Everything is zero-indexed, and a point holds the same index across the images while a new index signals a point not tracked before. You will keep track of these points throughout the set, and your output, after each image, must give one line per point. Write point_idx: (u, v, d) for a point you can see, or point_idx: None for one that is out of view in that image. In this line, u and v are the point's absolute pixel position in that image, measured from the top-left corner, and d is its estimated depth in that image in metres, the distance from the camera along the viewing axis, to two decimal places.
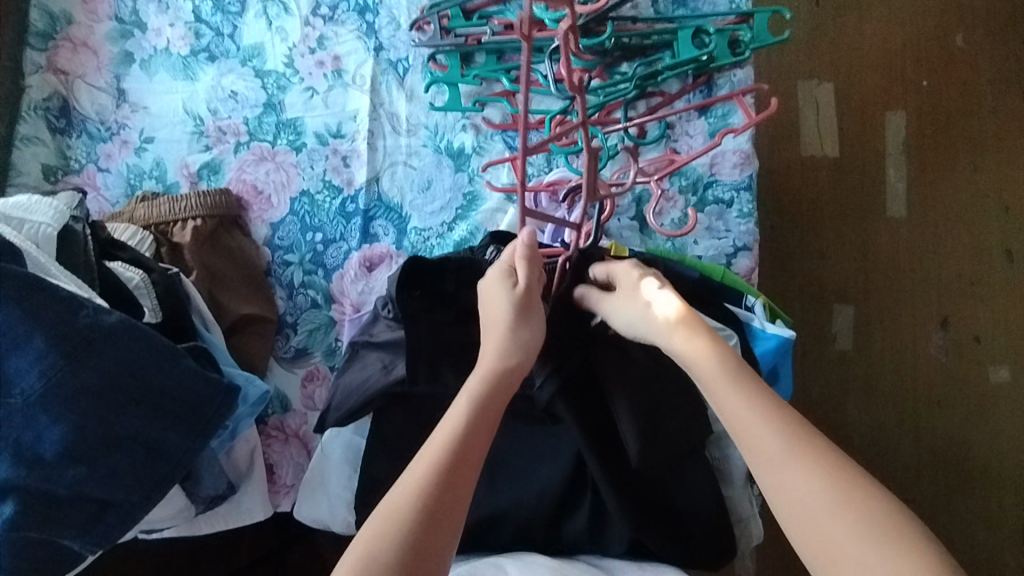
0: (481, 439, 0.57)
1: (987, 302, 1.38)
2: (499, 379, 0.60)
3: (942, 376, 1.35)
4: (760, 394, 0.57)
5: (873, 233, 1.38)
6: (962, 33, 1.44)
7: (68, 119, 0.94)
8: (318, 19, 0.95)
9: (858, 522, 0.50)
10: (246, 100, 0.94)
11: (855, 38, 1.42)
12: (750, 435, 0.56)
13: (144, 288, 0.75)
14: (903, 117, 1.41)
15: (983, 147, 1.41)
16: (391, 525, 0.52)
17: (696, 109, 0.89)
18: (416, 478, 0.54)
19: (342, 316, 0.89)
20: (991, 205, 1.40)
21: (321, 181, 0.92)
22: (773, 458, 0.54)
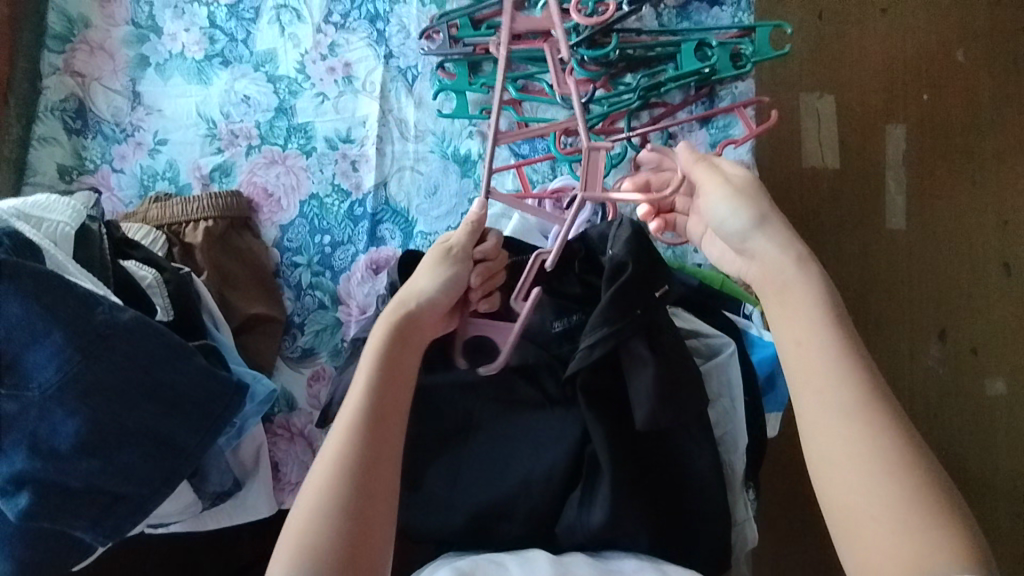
0: (394, 398, 0.61)
1: (985, 314, 1.40)
2: (399, 332, 0.64)
3: (939, 386, 1.37)
4: (844, 356, 0.58)
5: (873, 243, 1.41)
6: (963, 49, 1.46)
7: (84, 120, 0.96)
8: (330, 26, 0.98)
9: (902, 488, 0.52)
10: (259, 105, 0.96)
11: (856, 52, 1.44)
12: (817, 391, 0.57)
13: (156, 288, 0.78)
14: (903, 130, 1.44)
15: (983, 162, 1.44)
16: (319, 494, 0.55)
17: (698, 120, 0.91)
18: (338, 445, 0.58)
19: (349, 317, 0.91)
20: (991, 219, 1.42)
21: (330, 185, 0.94)
22: (831, 411, 0.56)
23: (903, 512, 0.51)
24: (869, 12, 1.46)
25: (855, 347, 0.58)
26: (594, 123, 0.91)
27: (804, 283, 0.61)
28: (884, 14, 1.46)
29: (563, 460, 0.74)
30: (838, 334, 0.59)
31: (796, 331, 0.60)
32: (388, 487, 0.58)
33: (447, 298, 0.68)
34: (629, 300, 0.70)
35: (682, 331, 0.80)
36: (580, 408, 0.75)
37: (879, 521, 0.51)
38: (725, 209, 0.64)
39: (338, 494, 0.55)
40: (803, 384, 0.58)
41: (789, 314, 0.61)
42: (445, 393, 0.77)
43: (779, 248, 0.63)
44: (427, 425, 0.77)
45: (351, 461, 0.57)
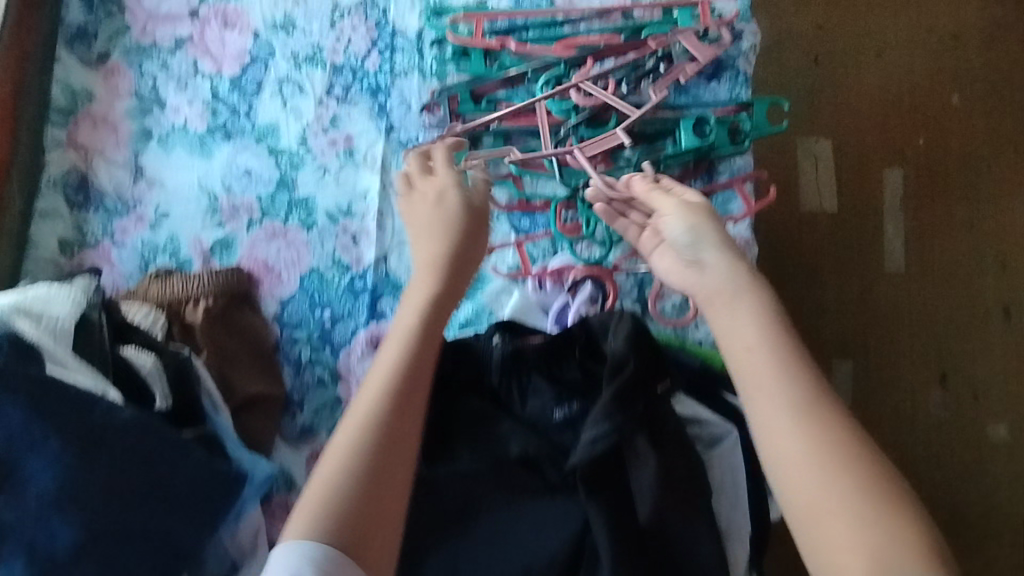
0: (423, 356, 0.69)
1: (987, 357, 1.40)
2: (433, 295, 0.73)
3: (941, 432, 1.36)
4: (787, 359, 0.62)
5: (874, 288, 1.41)
6: (958, 92, 1.54)
7: (86, 194, 0.97)
8: (331, 99, 0.99)
9: (857, 488, 0.56)
10: (260, 178, 0.97)
11: (853, 96, 1.51)
12: (764, 396, 0.62)
13: (155, 375, 0.78)
14: (901, 174, 1.48)
15: (981, 203, 1.48)
16: (367, 412, 0.65)
17: (698, 195, 0.92)
18: (373, 394, 0.66)
19: (349, 396, 0.91)
20: (989, 261, 1.46)
21: (331, 259, 0.95)
22: (785, 420, 0.60)
23: (858, 509, 0.55)
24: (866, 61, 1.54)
25: (799, 358, 0.63)
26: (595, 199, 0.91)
27: (749, 298, 0.67)
28: (879, 60, 1.54)
29: (567, 555, 0.70)
30: (782, 345, 0.63)
31: (744, 345, 0.65)
32: (409, 437, 0.65)
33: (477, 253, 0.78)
34: (631, 396, 0.71)
35: (685, 417, 0.79)
36: (580, 498, 0.72)
37: (839, 518, 0.55)
38: (682, 225, 0.73)
39: (367, 441, 0.62)
40: (758, 396, 0.62)
41: (737, 327, 0.66)
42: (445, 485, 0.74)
43: (729, 263, 0.69)
44: (424, 519, 0.73)
45: (393, 388, 0.66)
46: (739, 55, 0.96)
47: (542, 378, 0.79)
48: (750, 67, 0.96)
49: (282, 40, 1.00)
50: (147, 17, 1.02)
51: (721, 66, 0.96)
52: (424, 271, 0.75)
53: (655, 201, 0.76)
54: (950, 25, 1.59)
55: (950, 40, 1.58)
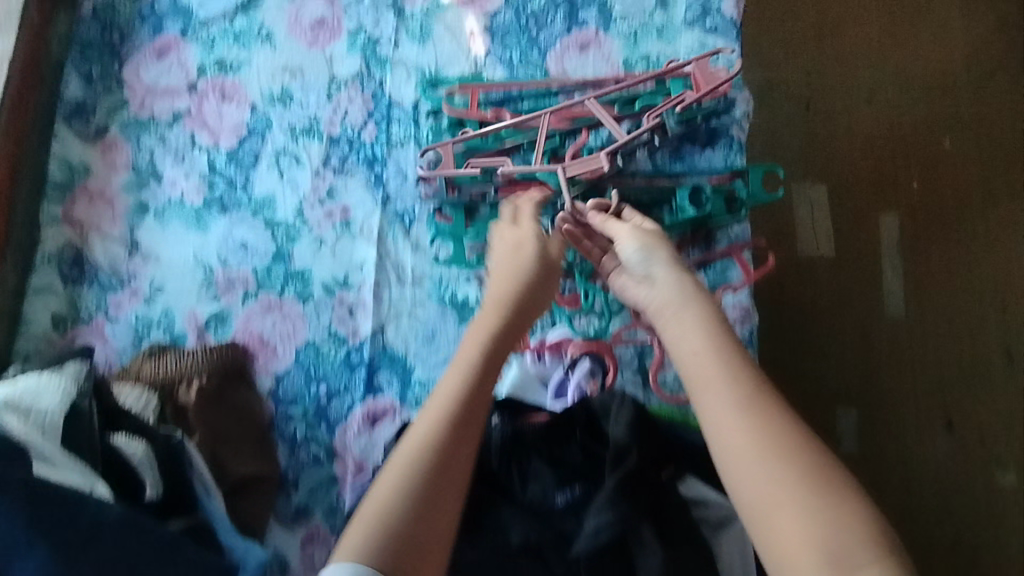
0: (482, 391, 0.70)
1: (988, 402, 1.46)
2: (495, 331, 0.74)
3: (949, 478, 1.40)
4: (729, 357, 0.65)
5: (877, 333, 1.39)
6: (950, 135, 1.60)
7: (81, 269, 0.96)
8: (328, 170, 0.99)
9: (804, 483, 0.57)
10: (257, 250, 0.96)
11: (848, 141, 1.55)
12: (709, 391, 0.64)
13: (146, 464, 0.76)
14: (896, 220, 1.51)
15: (977, 246, 1.55)
16: (427, 431, 0.66)
17: (696, 263, 0.91)
18: (431, 420, 0.67)
19: (345, 474, 0.89)
20: (991, 305, 1.52)
21: (327, 332, 0.93)
22: (735, 420, 0.62)
23: (799, 495, 0.57)
24: (859, 109, 1.60)
25: (744, 359, 0.66)
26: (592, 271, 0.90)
27: (694, 307, 0.70)
28: (871, 105, 1.59)
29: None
30: (727, 348, 0.66)
31: (693, 348, 0.67)
32: (459, 471, 0.65)
33: (536, 290, 0.79)
34: (635, 485, 0.69)
35: (689, 497, 0.74)
36: None
37: (789, 512, 0.57)
38: (632, 247, 0.77)
39: (421, 469, 0.63)
40: (709, 398, 0.64)
41: (687, 333, 0.69)
42: None
43: (681, 280, 0.73)
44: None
45: (451, 412, 0.67)
46: (733, 123, 0.96)
47: (543, 461, 0.76)
48: (744, 134, 0.97)
49: (279, 112, 1.01)
50: (146, 91, 1.03)
51: (715, 133, 0.96)
52: (491, 309, 0.77)
53: (610, 229, 0.81)
54: (935, 75, 1.64)
55: (938, 87, 1.64)
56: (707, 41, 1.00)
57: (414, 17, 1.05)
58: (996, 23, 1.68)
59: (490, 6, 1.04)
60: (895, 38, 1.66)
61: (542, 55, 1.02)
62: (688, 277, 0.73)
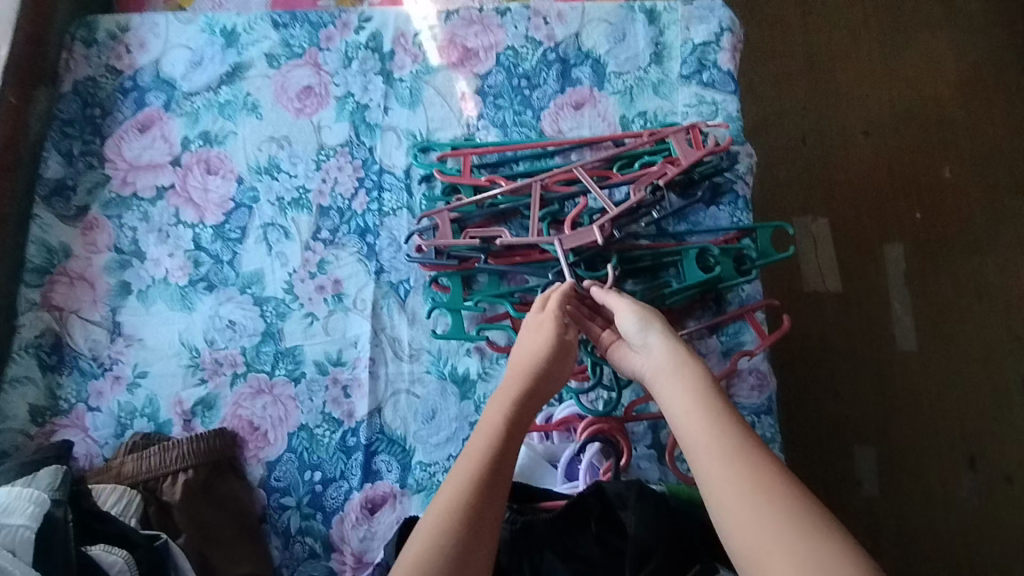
0: (507, 454, 0.64)
1: (1016, 439, 1.39)
2: (520, 387, 0.69)
3: (979, 523, 1.33)
4: (719, 408, 0.61)
5: (891, 373, 1.43)
6: (949, 165, 1.57)
7: (61, 355, 0.92)
8: (319, 242, 0.95)
9: (795, 528, 0.52)
10: (245, 329, 0.92)
11: (843, 174, 1.57)
12: (700, 445, 0.60)
13: (128, 570, 0.70)
14: (901, 250, 1.52)
15: (988, 275, 1.50)
16: (452, 497, 0.61)
17: (708, 328, 0.86)
18: (454, 487, 0.62)
19: (343, 568, 0.82)
20: (1004, 336, 1.45)
21: (320, 414, 0.88)
22: (722, 464, 0.57)
23: (794, 547, 0.51)
24: (855, 143, 1.60)
25: (733, 411, 0.62)
26: None
27: (685, 360, 0.66)
28: (865, 138, 1.60)
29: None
30: (713, 395, 0.62)
31: (677, 391, 0.64)
32: (483, 545, 0.59)
33: (563, 356, 0.72)
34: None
35: None
36: None
37: (781, 561, 0.51)
38: (627, 314, 0.71)
39: (442, 541, 0.58)
40: (696, 444, 0.60)
41: (672, 381, 0.65)
42: None
43: (667, 336, 0.69)
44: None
45: (477, 477, 0.62)
46: (737, 178, 0.94)
47: (557, 557, 0.70)
48: (748, 190, 0.94)
49: (267, 184, 0.98)
50: (128, 167, 1.00)
51: (719, 190, 0.93)
52: (517, 368, 0.71)
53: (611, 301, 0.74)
54: (932, 106, 1.63)
55: (936, 119, 1.62)
56: (705, 95, 0.98)
57: (403, 82, 1.03)
58: (990, 51, 1.66)
59: (481, 68, 1.02)
60: (887, 72, 1.66)
61: (537, 115, 1.00)
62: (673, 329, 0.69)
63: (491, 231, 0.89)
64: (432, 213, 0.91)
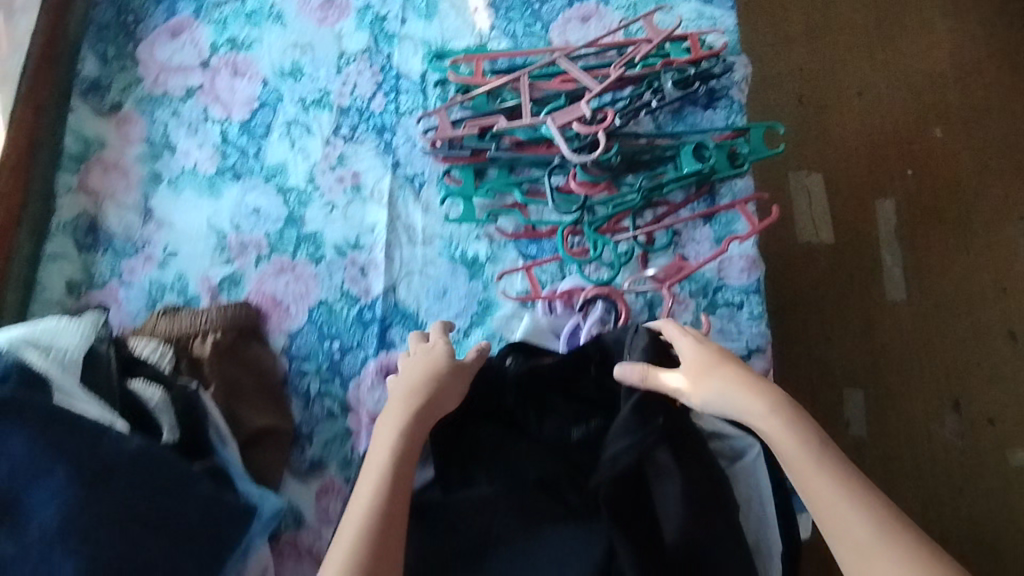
0: (398, 486, 0.65)
1: (998, 382, 1.45)
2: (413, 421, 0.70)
3: (962, 461, 1.39)
4: (848, 480, 0.62)
5: (877, 316, 1.50)
6: (939, 125, 1.64)
7: (96, 236, 0.98)
8: (339, 138, 1.01)
9: None
10: (269, 215, 0.98)
11: (838, 130, 1.63)
12: (841, 523, 0.60)
13: (162, 408, 0.77)
14: (893, 204, 1.58)
15: (975, 230, 1.56)
16: (348, 549, 0.61)
17: (701, 217, 0.93)
18: (343, 554, 0.61)
19: (359, 426, 0.89)
20: (989, 286, 1.52)
21: (339, 291, 0.95)
22: (867, 541, 0.58)
23: None
24: (849, 100, 1.66)
25: (857, 477, 0.63)
26: (599, 224, 0.93)
27: (792, 426, 0.65)
28: (860, 96, 1.67)
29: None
30: (835, 464, 0.63)
31: (800, 466, 0.64)
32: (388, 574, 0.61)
33: (451, 383, 0.75)
34: (650, 409, 0.73)
35: (706, 432, 0.80)
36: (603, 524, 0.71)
37: None
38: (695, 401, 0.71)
39: None
40: (837, 524, 0.60)
41: (793, 453, 0.64)
42: (458, 508, 0.74)
43: (757, 403, 0.68)
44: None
45: (371, 517, 0.63)
46: (732, 84, 0.99)
47: (559, 396, 0.80)
48: (743, 95, 1.00)
49: (290, 86, 1.04)
50: (159, 69, 1.06)
51: (715, 95, 0.99)
52: (402, 397, 0.72)
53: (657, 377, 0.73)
54: (926, 70, 1.69)
55: (928, 81, 1.68)
56: (704, 12, 1.04)
57: None
58: (979, 21, 1.74)
59: None
60: (882, 36, 1.72)
61: (546, 27, 1.06)
62: (768, 394, 0.68)
63: (488, 120, 0.96)
64: (433, 111, 0.99)
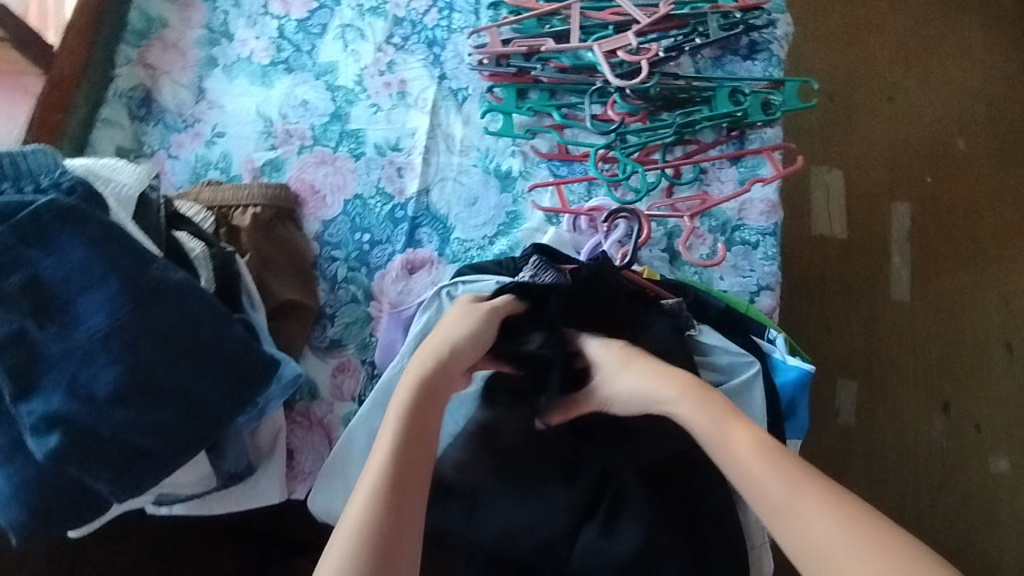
0: (419, 444, 0.66)
1: (988, 390, 1.48)
2: (428, 376, 0.70)
3: (943, 461, 1.42)
4: (752, 437, 0.63)
5: (878, 310, 1.53)
6: (963, 137, 1.67)
7: (149, 108, 1.02)
8: (390, 46, 1.05)
9: (874, 544, 0.54)
10: (315, 109, 1.02)
11: (864, 128, 1.67)
12: (753, 481, 0.61)
13: (203, 260, 0.80)
14: (907, 209, 1.61)
15: (983, 243, 1.59)
16: (365, 504, 0.60)
17: (729, 157, 0.96)
18: (358, 510, 0.60)
19: (379, 312, 0.93)
20: (991, 298, 1.54)
21: (375, 187, 0.99)
22: (778, 492, 0.59)
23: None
24: (878, 101, 1.70)
25: (764, 436, 0.64)
26: (631, 150, 0.96)
27: (696, 398, 0.66)
28: (889, 99, 1.70)
29: (590, 483, 0.77)
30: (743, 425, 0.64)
31: (715, 438, 0.64)
32: (408, 529, 0.61)
33: (475, 346, 0.73)
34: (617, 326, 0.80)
35: (706, 345, 0.83)
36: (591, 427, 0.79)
37: None
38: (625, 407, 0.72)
39: (364, 552, 0.57)
40: (749, 486, 0.61)
41: (700, 423, 0.65)
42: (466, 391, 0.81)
43: (668, 386, 0.68)
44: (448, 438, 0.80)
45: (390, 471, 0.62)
46: (774, 40, 1.03)
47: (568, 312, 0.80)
48: (782, 53, 1.04)
49: None
50: None
51: (755, 48, 1.03)
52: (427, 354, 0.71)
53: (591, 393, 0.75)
54: (956, 82, 1.72)
55: (958, 93, 1.71)
56: None
57: None
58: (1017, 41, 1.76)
59: None
60: (919, 43, 1.75)
61: None
62: (675, 374, 0.69)
63: (537, 41, 1.01)
64: (484, 28, 1.03)
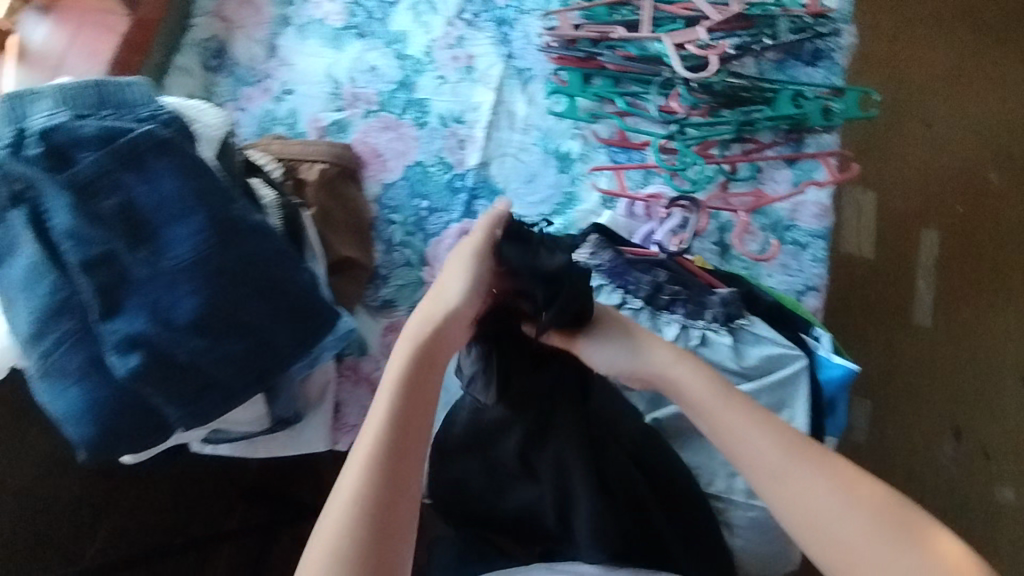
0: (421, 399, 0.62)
1: (1000, 419, 1.48)
2: (431, 332, 0.65)
3: (950, 485, 1.43)
4: (740, 407, 0.65)
5: (899, 331, 1.53)
6: (996, 170, 1.69)
7: (221, 60, 1.04)
8: (460, 21, 1.08)
9: (858, 502, 0.58)
10: (383, 75, 1.04)
11: (902, 151, 1.69)
12: (746, 450, 0.63)
13: (273, 208, 0.82)
14: (936, 236, 1.62)
15: (1007, 275, 1.60)
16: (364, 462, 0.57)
17: (785, 158, 0.98)
18: (359, 467, 0.57)
19: (432, 278, 0.95)
20: (1011, 331, 1.55)
21: (436, 156, 1.01)
22: (770, 461, 0.62)
23: (875, 530, 0.57)
24: (919, 127, 1.71)
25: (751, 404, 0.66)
26: (691, 143, 0.99)
27: (686, 369, 0.68)
28: (930, 125, 1.71)
29: None
30: (733, 396, 0.66)
31: (713, 410, 0.66)
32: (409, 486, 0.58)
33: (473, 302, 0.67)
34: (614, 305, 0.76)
35: (758, 337, 0.84)
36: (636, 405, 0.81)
37: (859, 547, 0.57)
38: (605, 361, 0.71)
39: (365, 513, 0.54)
40: (740, 454, 0.64)
41: (693, 393, 0.67)
42: None
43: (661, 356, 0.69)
44: None
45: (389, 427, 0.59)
46: (837, 48, 1.05)
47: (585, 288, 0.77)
48: (844, 62, 1.05)
49: None
50: None
51: (819, 54, 1.05)
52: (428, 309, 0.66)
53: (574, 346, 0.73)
54: (996, 115, 1.74)
55: (996, 125, 1.73)
56: None
57: None
58: None
59: None
60: (963, 73, 1.77)
61: None
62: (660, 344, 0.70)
63: (607, 29, 1.04)
64: (555, 11, 1.07)
